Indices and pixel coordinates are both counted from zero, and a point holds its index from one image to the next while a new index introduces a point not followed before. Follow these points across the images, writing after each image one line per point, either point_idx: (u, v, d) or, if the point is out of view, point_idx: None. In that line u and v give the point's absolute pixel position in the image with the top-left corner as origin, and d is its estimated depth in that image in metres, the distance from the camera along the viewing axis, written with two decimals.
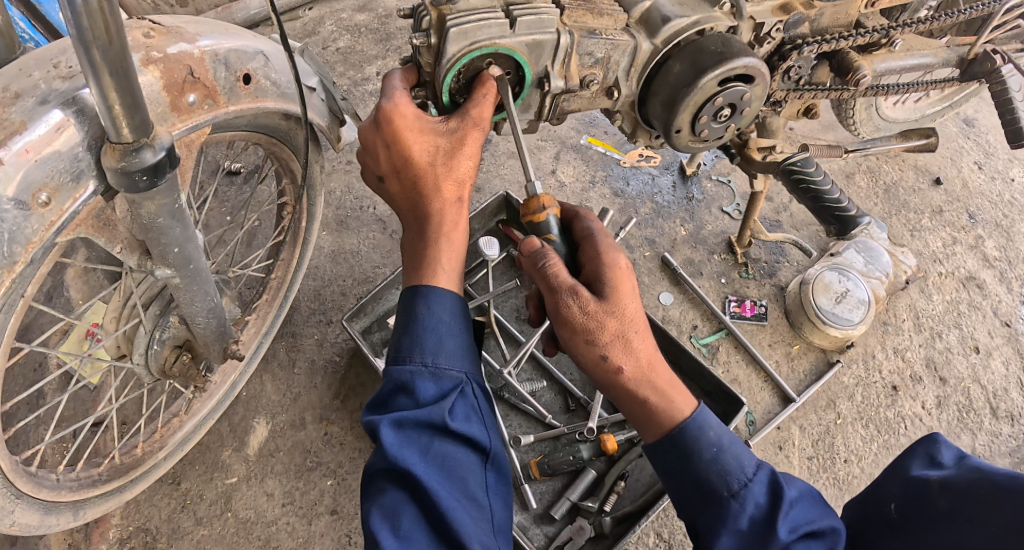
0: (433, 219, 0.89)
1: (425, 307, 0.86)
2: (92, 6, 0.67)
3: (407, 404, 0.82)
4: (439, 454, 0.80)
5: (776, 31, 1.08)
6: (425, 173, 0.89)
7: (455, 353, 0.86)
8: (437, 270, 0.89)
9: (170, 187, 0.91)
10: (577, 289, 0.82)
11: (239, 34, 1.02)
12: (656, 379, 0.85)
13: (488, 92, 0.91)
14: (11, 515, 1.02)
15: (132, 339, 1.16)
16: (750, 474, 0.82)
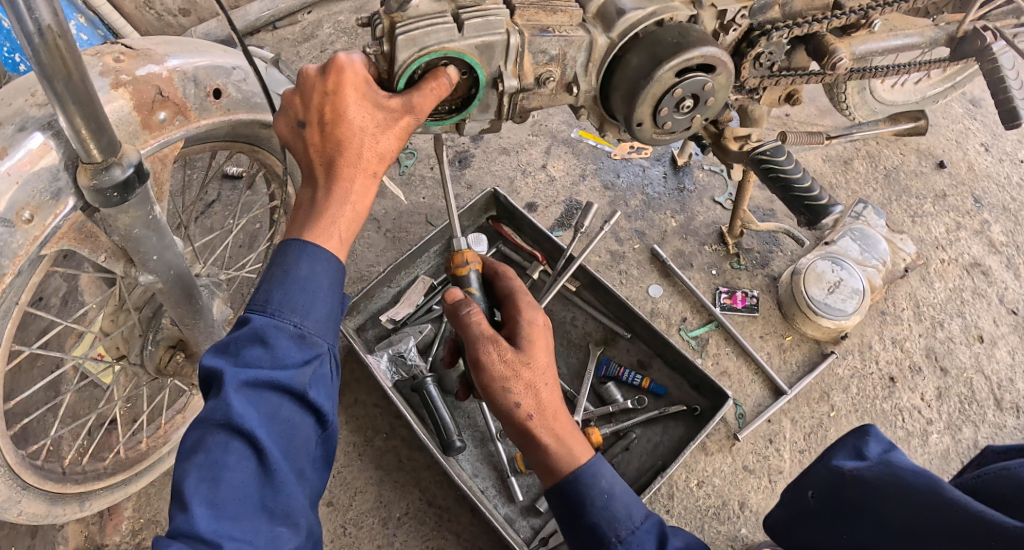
0: (341, 184, 0.91)
1: (308, 267, 0.89)
2: (48, 43, 0.71)
3: (263, 362, 0.83)
4: (282, 418, 0.83)
5: (741, 17, 1.07)
6: (351, 144, 0.90)
7: (321, 324, 0.89)
8: (328, 232, 0.91)
9: (142, 201, 0.96)
10: (495, 339, 0.92)
11: (209, 51, 1.05)
12: (561, 430, 0.93)
13: (438, 87, 0.90)
14: (17, 505, 1.09)
15: (129, 340, 1.24)
16: (637, 521, 0.88)
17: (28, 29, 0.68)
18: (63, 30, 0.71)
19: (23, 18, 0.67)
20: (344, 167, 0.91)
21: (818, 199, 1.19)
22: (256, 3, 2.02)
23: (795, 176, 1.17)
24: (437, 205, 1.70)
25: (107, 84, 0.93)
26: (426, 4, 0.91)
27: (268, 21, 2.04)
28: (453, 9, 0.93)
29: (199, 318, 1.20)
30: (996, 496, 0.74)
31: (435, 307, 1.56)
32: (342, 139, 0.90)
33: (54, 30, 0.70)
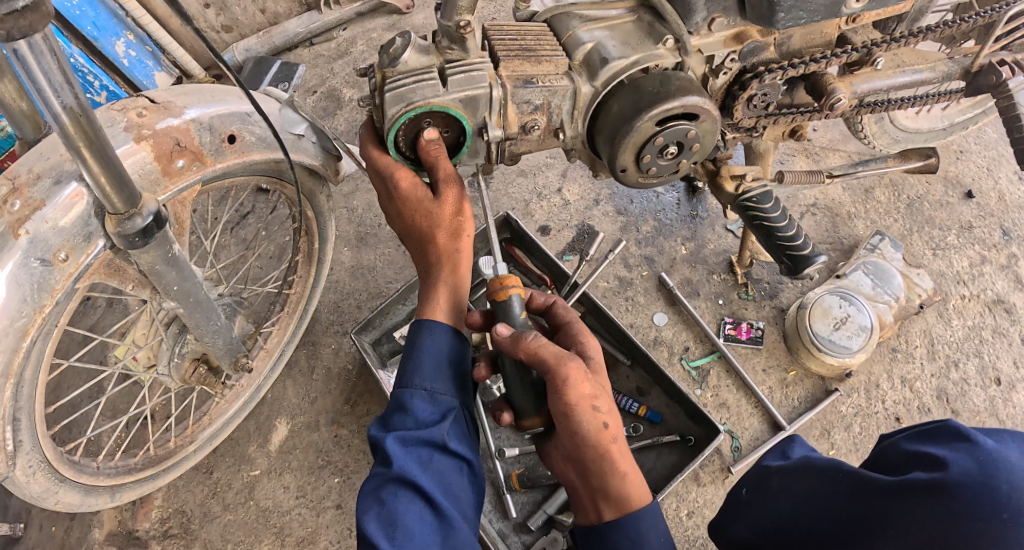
0: (434, 268, 1.00)
1: (428, 338, 0.95)
2: (72, 121, 0.79)
3: (407, 422, 0.89)
4: (438, 468, 0.88)
5: (731, 61, 1.09)
6: (426, 233, 1.00)
7: (453, 382, 0.94)
8: (437, 307, 0.98)
9: (161, 242, 1.05)
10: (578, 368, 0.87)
11: (226, 98, 1.14)
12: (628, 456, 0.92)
13: (439, 155, 1.01)
14: (56, 494, 1.22)
15: (158, 352, 1.35)
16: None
17: (55, 111, 0.77)
18: (84, 109, 0.80)
19: (50, 102, 0.76)
20: (428, 252, 1.00)
21: (799, 247, 1.23)
22: (295, 20, 2.15)
23: (781, 224, 1.21)
24: None
25: (130, 138, 1.03)
26: (416, 59, 0.97)
27: (304, 38, 2.16)
28: (440, 63, 0.99)
29: (217, 335, 1.30)
30: (890, 466, 0.80)
31: None
32: (421, 233, 1.01)
33: (76, 110, 0.79)
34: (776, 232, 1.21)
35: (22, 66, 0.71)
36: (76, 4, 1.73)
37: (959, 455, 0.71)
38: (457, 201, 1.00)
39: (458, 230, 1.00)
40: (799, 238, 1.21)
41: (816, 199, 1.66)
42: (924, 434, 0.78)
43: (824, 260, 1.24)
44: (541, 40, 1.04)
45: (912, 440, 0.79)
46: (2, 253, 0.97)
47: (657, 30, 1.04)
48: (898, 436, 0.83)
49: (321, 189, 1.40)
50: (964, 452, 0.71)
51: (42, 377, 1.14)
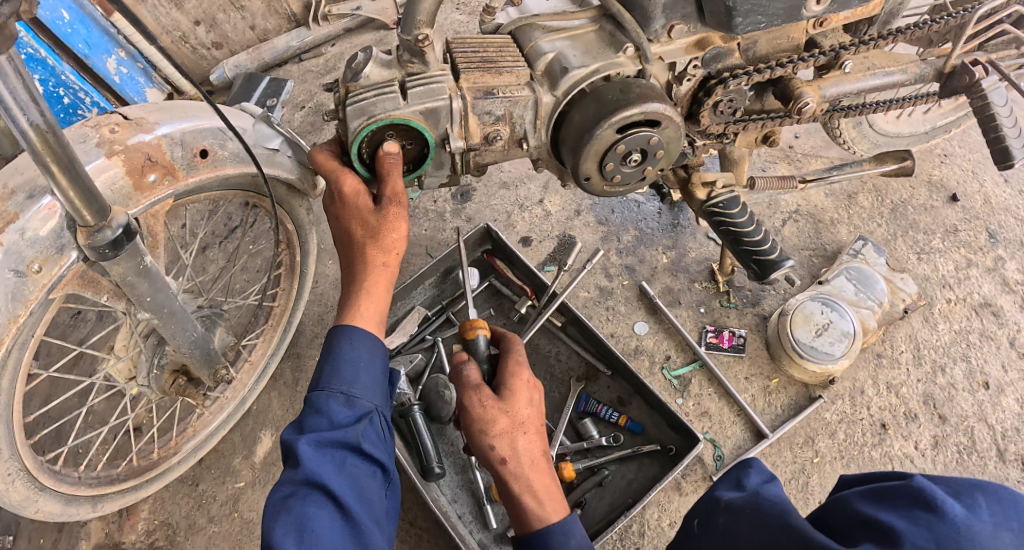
0: (356, 279, 1.00)
1: (347, 343, 0.97)
2: (39, 138, 0.79)
3: (322, 425, 0.90)
4: (351, 470, 0.89)
5: (694, 68, 1.09)
6: (358, 242, 1.00)
7: (371, 386, 0.96)
8: (355, 314, 0.99)
9: (132, 254, 1.05)
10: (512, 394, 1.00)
11: (198, 114, 1.16)
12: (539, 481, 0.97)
13: (391, 169, 1.00)
14: (35, 503, 1.24)
15: (138, 363, 1.35)
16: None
17: (22, 127, 0.77)
18: (51, 126, 0.80)
19: (17, 119, 0.76)
20: (356, 261, 1.01)
21: (766, 252, 1.19)
22: (284, 36, 2.20)
23: (748, 229, 1.18)
24: (439, 237, 1.67)
25: (102, 154, 1.05)
26: (378, 73, 0.98)
27: (295, 53, 2.20)
28: (402, 76, 1.00)
29: (194, 347, 1.31)
30: (841, 528, 0.70)
31: (428, 337, 1.56)
32: (352, 240, 1.01)
33: (42, 127, 0.79)
34: (742, 236, 1.18)
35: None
36: (69, 22, 1.71)
37: (921, 535, 0.62)
38: (396, 219, 0.99)
39: (390, 246, 1.00)
40: (764, 239, 1.18)
41: (798, 205, 1.66)
42: (879, 491, 0.69)
43: (792, 264, 1.18)
44: (502, 52, 1.04)
45: (868, 498, 0.70)
46: None
47: (617, 39, 1.03)
48: (850, 489, 0.73)
49: (299, 203, 1.40)
50: (926, 528, 0.63)
51: (20, 386, 1.15)
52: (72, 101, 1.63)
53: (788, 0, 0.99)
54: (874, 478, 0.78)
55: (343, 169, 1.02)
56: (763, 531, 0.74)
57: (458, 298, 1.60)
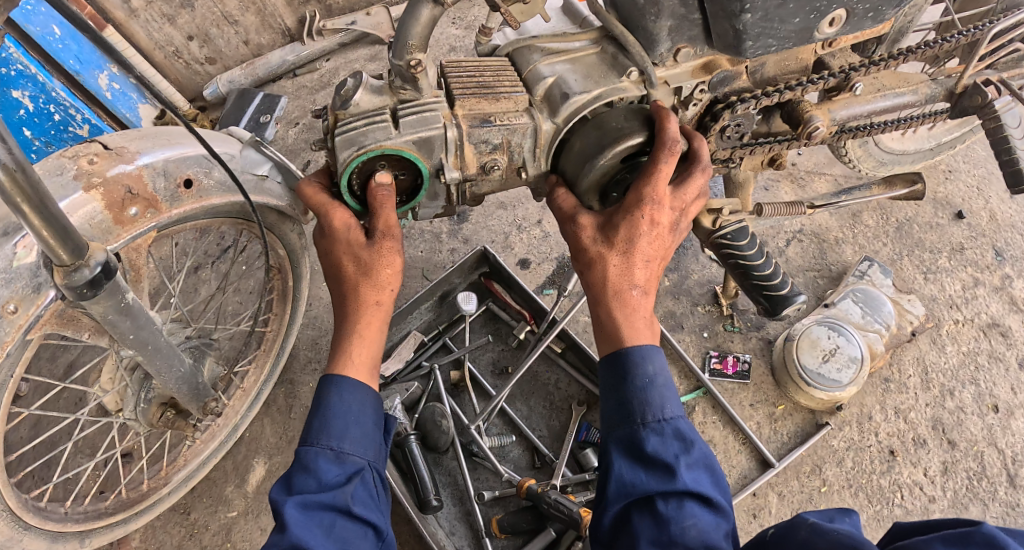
0: (349, 319, 0.96)
1: (336, 394, 0.93)
2: (8, 178, 0.76)
3: (310, 485, 0.87)
4: (340, 534, 0.85)
5: (701, 92, 1.05)
6: (348, 278, 0.95)
7: (361, 440, 0.92)
8: (347, 360, 0.95)
9: (111, 292, 1.01)
10: (662, 200, 0.93)
11: (182, 142, 1.12)
12: (645, 315, 0.95)
13: (384, 202, 0.95)
14: (21, 542, 1.19)
15: (125, 397, 1.32)
16: (669, 414, 0.89)
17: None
18: (20, 165, 0.76)
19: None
20: (348, 299, 0.96)
21: (776, 286, 1.17)
22: (278, 51, 2.15)
23: (757, 262, 1.15)
24: (435, 259, 1.62)
25: (80, 188, 1.01)
26: (368, 100, 0.94)
27: (288, 68, 2.15)
28: (394, 104, 0.96)
29: (181, 381, 1.26)
30: None
31: (423, 364, 1.49)
32: (342, 276, 0.96)
33: (11, 166, 0.75)
34: (753, 272, 1.15)
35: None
36: (60, 38, 1.71)
37: None
38: (389, 254, 0.95)
39: (383, 283, 0.96)
40: (777, 275, 1.16)
41: (802, 226, 1.62)
42: (954, 536, 0.68)
43: (804, 300, 1.19)
44: (499, 76, 0.99)
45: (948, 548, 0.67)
46: None
47: (620, 62, 0.99)
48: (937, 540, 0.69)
49: (291, 227, 1.36)
50: None
51: (1, 425, 1.14)
52: (62, 118, 1.64)
53: (800, 22, 0.95)
54: (934, 528, 0.75)
55: (333, 203, 0.98)
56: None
57: (455, 322, 1.55)
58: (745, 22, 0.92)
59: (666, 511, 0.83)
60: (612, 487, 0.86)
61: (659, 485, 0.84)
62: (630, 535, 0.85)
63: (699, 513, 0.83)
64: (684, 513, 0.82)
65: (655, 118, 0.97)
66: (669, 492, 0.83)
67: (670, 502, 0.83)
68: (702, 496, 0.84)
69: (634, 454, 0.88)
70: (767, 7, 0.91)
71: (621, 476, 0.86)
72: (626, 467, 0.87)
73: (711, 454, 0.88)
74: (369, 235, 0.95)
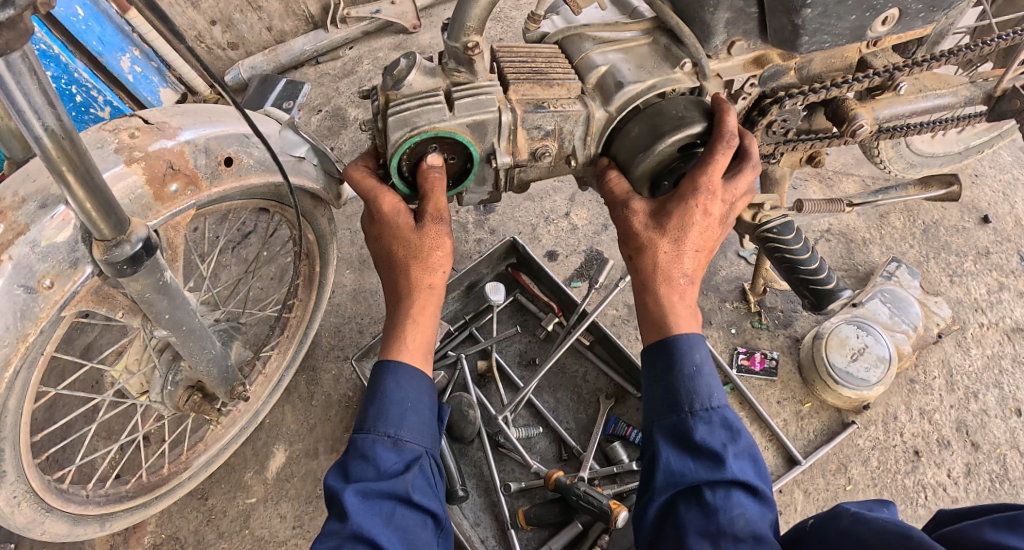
0: (402, 302, 0.97)
1: (393, 382, 0.94)
2: (55, 147, 0.74)
3: (369, 473, 0.88)
4: (400, 523, 0.87)
5: (751, 86, 1.06)
6: (400, 261, 0.96)
7: (418, 429, 0.94)
8: (401, 345, 0.96)
9: (150, 270, 0.99)
10: (716, 190, 0.93)
11: (223, 120, 1.11)
12: (690, 305, 0.95)
13: (435, 184, 0.95)
14: (41, 526, 1.18)
15: (150, 380, 1.30)
16: (716, 403, 0.89)
17: (35, 133, 0.72)
18: (68, 132, 0.75)
19: (31, 125, 0.71)
20: (400, 284, 0.97)
21: (822, 280, 1.20)
22: (301, 38, 2.14)
23: (804, 257, 1.16)
24: (462, 249, 1.62)
25: (121, 161, 0.99)
26: (421, 82, 0.93)
27: (311, 56, 2.14)
28: (447, 86, 0.95)
29: (211, 364, 1.25)
30: None
31: (450, 353, 1.49)
32: (393, 259, 0.96)
33: (59, 133, 0.74)
34: (800, 264, 1.16)
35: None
36: (83, 19, 1.68)
37: None
38: (438, 237, 0.95)
39: (434, 266, 0.96)
40: (824, 268, 1.18)
41: (830, 225, 1.63)
42: (1002, 519, 0.68)
43: (848, 294, 1.22)
44: (551, 63, 0.99)
45: (1001, 529, 0.67)
46: None
47: (674, 53, 0.99)
48: (983, 521, 0.70)
49: (323, 211, 1.35)
50: None
51: (29, 405, 1.09)
52: (83, 100, 1.61)
53: (856, 20, 0.95)
54: (980, 514, 0.75)
55: (382, 187, 0.97)
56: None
57: (482, 313, 1.55)
58: (804, 17, 0.92)
59: (714, 501, 0.82)
60: (659, 476, 0.85)
61: (708, 474, 0.84)
62: (676, 526, 0.84)
63: (745, 502, 0.83)
64: (732, 503, 0.82)
65: (714, 109, 0.97)
66: (718, 481, 0.83)
67: (717, 491, 0.83)
68: (749, 486, 0.84)
69: (682, 443, 0.87)
70: (827, 3, 0.91)
71: (669, 465, 0.85)
72: (673, 456, 0.86)
73: (756, 444, 0.88)
74: (419, 219, 0.95)
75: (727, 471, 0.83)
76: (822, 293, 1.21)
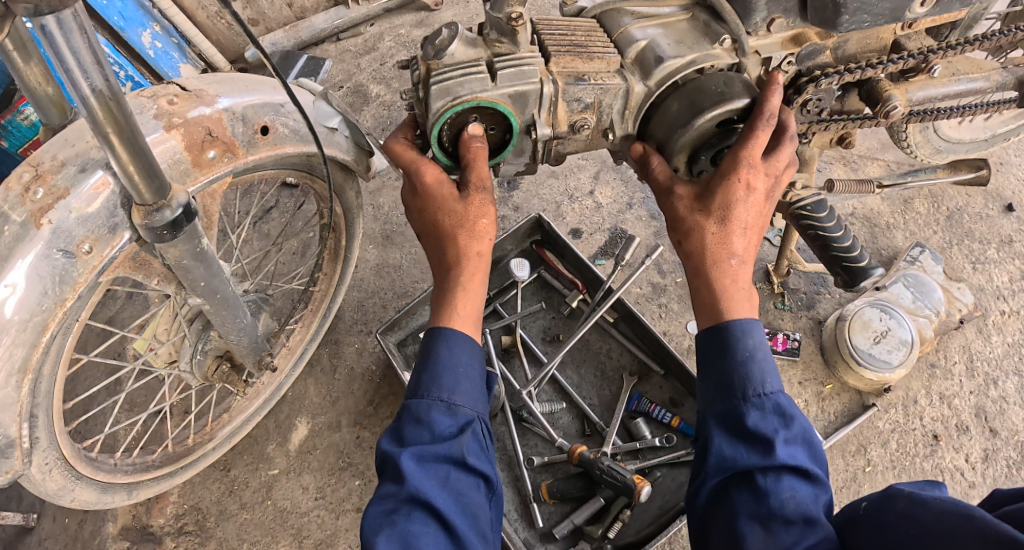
0: (454, 270, 0.96)
1: (446, 348, 0.93)
2: (101, 107, 0.75)
3: (424, 437, 0.88)
4: (456, 485, 0.87)
5: (788, 64, 1.06)
6: (447, 232, 0.96)
7: (470, 394, 0.93)
8: (453, 313, 0.95)
9: (189, 236, 0.99)
10: (757, 165, 0.93)
11: (260, 89, 1.11)
12: (744, 287, 0.95)
13: (477, 154, 0.95)
14: (70, 493, 1.19)
15: (179, 349, 1.30)
16: (770, 389, 0.88)
17: (83, 93, 0.72)
18: (114, 93, 0.75)
19: (79, 84, 0.71)
20: (448, 253, 0.97)
21: (856, 258, 1.20)
22: (323, 15, 2.13)
23: (837, 235, 1.17)
24: None
25: (160, 127, 0.99)
26: (463, 52, 0.92)
27: (331, 33, 2.14)
28: (489, 56, 0.94)
29: (241, 334, 1.26)
30: None
31: None
32: (440, 230, 0.97)
33: (106, 94, 0.74)
34: (833, 242, 1.17)
35: (48, 42, 0.67)
36: None
37: None
38: (483, 205, 0.96)
39: (481, 234, 0.97)
40: (857, 245, 1.18)
41: (854, 209, 1.63)
42: None
43: (883, 272, 1.22)
44: (591, 36, 0.99)
45: None
46: (24, 244, 0.91)
47: (713, 30, 0.99)
48: None
49: (351, 185, 1.36)
50: None
51: (62, 373, 1.09)
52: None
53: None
54: None
55: (424, 160, 0.97)
56: (955, 543, 0.67)
57: (506, 288, 1.56)
58: None
59: (765, 485, 0.81)
60: (709, 459, 0.86)
61: (760, 459, 0.83)
62: (727, 508, 0.84)
63: (797, 486, 0.82)
64: (783, 487, 0.81)
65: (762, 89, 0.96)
66: (769, 466, 0.82)
67: (769, 475, 0.82)
68: (801, 470, 0.83)
69: (734, 428, 0.87)
70: None
71: (720, 451, 0.86)
72: (725, 442, 0.86)
73: (811, 428, 0.87)
74: (462, 190, 0.96)
75: (777, 456, 0.82)
76: (855, 272, 1.20)
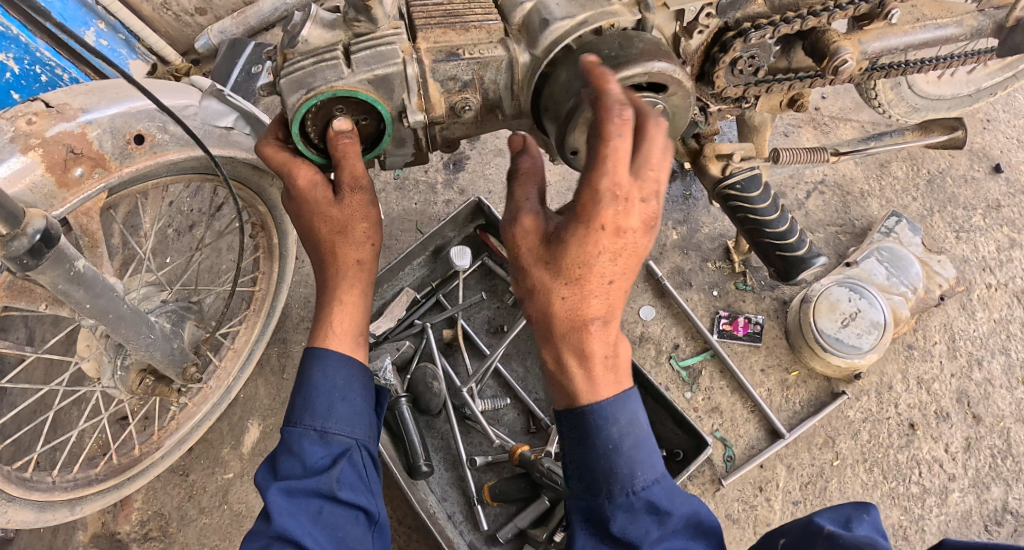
0: (330, 286, 0.91)
1: (319, 371, 0.88)
2: None
3: (295, 471, 0.83)
4: (329, 522, 0.81)
5: (707, 16, 0.91)
6: (325, 240, 0.89)
7: (347, 418, 0.87)
8: (329, 331, 0.90)
9: (57, 260, 0.94)
10: (624, 195, 0.71)
11: (133, 95, 1.04)
12: (606, 355, 0.77)
13: (348, 151, 0.84)
14: (4, 514, 1.16)
15: (101, 364, 1.26)
16: (638, 484, 0.77)
17: None
18: None
19: None
20: (326, 262, 0.90)
21: (791, 245, 1.09)
22: None
23: (771, 219, 1.06)
24: (429, 211, 1.54)
25: (15, 149, 0.92)
26: (318, 37, 0.82)
27: (283, 15, 2.05)
28: (348, 39, 0.83)
29: (153, 348, 1.19)
30: None
31: (416, 322, 1.43)
32: (316, 237, 0.89)
33: None
34: (765, 227, 1.06)
35: None
36: None
37: None
38: (362, 207, 0.87)
39: (361, 239, 0.89)
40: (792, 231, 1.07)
41: (825, 176, 1.48)
42: None
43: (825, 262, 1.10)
44: (471, 4, 0.88)
45: None
46: None
47: None
48: None
49: (269, 182, 1.28)
50: None
51: None
52: (51, 81, 1.31)
53: None
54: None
55: (293, 160, 0.87)
56: None
57: (451, 278, 1.48)
58: None
59: None
60: None
61: None
62: None
63: None
64: None
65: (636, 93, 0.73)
66: None
67: None
68: None
69: (599, 529, 0.79)
70: None
71: None
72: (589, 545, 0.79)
73: (691, 515, 0.78)
74: (337, 193, 0.86)
75: None
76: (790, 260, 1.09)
